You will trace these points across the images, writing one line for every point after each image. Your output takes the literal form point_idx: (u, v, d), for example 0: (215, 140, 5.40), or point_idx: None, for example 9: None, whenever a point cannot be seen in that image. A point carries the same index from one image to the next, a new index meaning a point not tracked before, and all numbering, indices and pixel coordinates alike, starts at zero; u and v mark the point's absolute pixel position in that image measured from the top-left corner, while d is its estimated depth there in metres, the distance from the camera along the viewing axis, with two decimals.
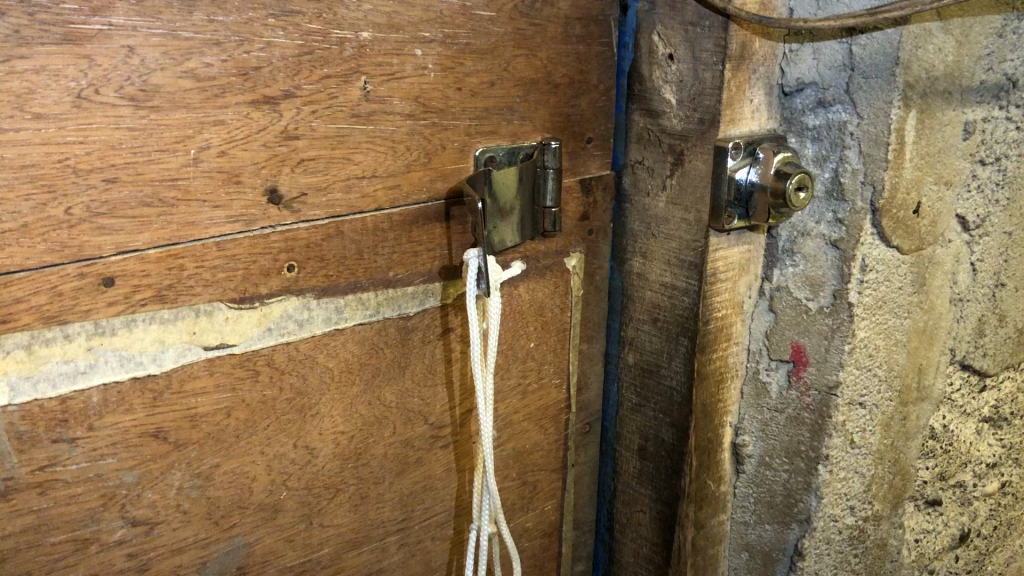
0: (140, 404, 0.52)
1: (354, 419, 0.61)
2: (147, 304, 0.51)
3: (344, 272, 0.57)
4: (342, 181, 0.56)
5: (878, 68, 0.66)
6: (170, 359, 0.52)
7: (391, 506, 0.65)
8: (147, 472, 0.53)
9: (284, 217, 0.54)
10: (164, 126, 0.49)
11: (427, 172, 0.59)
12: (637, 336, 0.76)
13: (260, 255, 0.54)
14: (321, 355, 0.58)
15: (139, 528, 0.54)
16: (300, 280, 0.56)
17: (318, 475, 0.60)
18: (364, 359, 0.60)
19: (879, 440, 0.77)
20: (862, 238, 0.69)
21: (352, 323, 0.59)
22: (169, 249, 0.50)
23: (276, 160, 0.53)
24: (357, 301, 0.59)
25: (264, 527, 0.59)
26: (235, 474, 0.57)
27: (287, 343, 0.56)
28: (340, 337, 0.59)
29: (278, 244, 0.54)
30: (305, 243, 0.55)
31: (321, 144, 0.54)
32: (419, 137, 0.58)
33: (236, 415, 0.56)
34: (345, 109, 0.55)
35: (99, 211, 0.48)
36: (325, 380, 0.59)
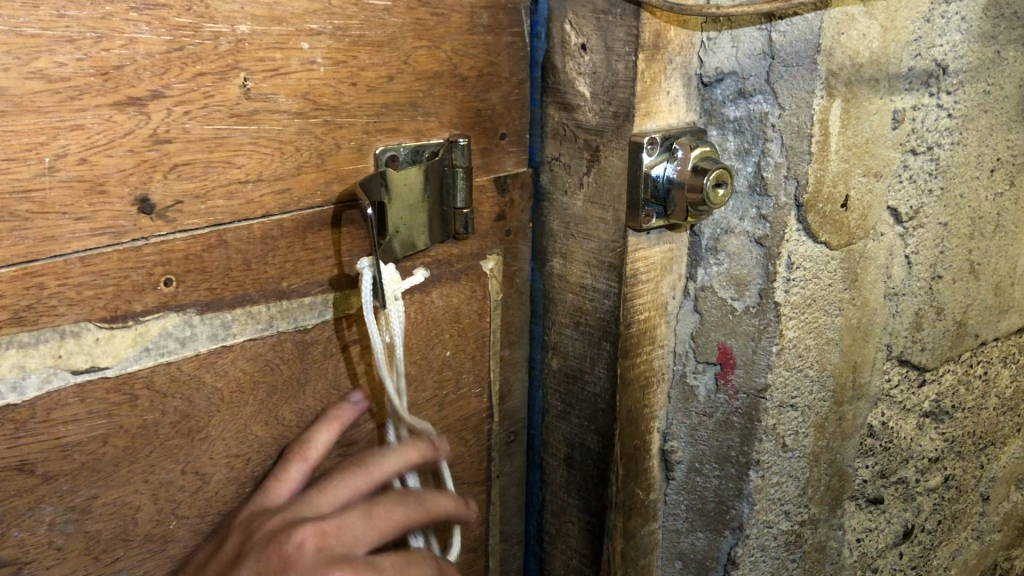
0: (0, 437, 0.47)
1: (250, 441, 0.56)
2: (2, 327, 0.46)
3: (229, 285, 0.53)
4: (225, 187, 0.51)
5: (799, 55, 0.64)
6: (32, 386, 0.48)
7: None
8: (12, 508, 0.48)
9: (158, 227, 0.49)
10: (11, 133, 0.44)
11: (322, 174, 0.54)
12: (560, 340, 0.75)
13: (132, 270, 0.49)
14: (208, 375, 0.53)
15: (5, 569, 0.49)
16: (180, 295, 0.51)
17: (211, 502, 0.56)
18: (258, 377, 0.56)
19: (814, 443, 0.75)
20: (787, 236, 0.68)
21: (242, 339, 0.54)
22: (24, 267, 0.46)
23: (147, 166, 0.48)
24: (247, 314, 0.54)
25: (154, 560, 0.54)
26: (117, 505, 0.52)
27: (168, 363, 0.52)
28: (229, 354, 0.54)
29: (152, 256, 0.49)
30: (183, 254, 0.50)
31: (197, 147, 0.49)
32: (310, 137, 0.53)
33: (114, 442, 0.51)
34: (224, 109, 0.49)
35: None
36: (213, 402, 0.54)
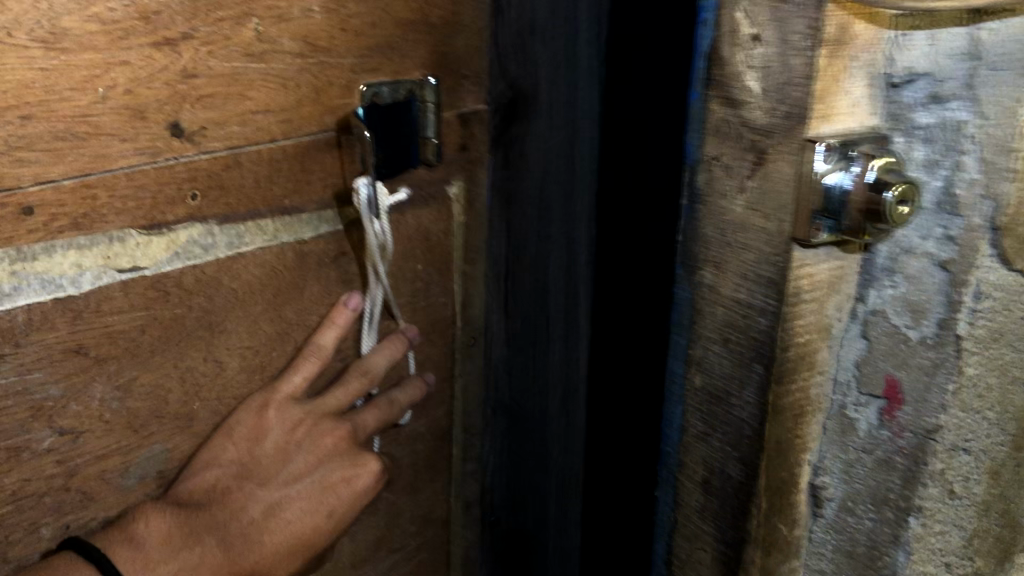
0: (62, 323, 0.58)
1: (259, 334, 0.70)
2: (65, 231, 0.57)
3: (243, 201, 0.66)
4: (241, 115, 0.64)
5: (1011, 57, 0.52)
6: (87, 281, 0.59)
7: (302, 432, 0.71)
8: (71, 385, 0.60)
9: (186, 149, 0.62)
10: (74, 67, 0.55)
11: (317, 106, 0.68)
12: (705, 355, 0.67)
13: (166, 185, 0.61)
14: (226, 278, 0.66)
15: (65, 437, 0.60)
16: (203, 207, 0.64)
17: (227, 386, 0.69)
18: (266, 280, 0.69)
19: (988, 492, 0.59)
20: (977, 261, 0.55)
21: (254, 247, 0.67)
22: (81, 180, 0.57)
23: (178, 96, 0.60)
24: (257, 227, 0.67)
25: (181, 434, 0.67)
26: (151, 383, 0.64)
27: (194, 266, 0.64)
28: (242, 260, 0.67)
29: (182, 174, 0.62)
30: (206, 172, 0.63)
31: (217, 82, 0.62)
32: (307, 74, 0.67)
33: (150, 331, 0.63)
34: (239, 49, 0.63)
35: (18, 144, 0.54)
36: (229, 300, 0.67)
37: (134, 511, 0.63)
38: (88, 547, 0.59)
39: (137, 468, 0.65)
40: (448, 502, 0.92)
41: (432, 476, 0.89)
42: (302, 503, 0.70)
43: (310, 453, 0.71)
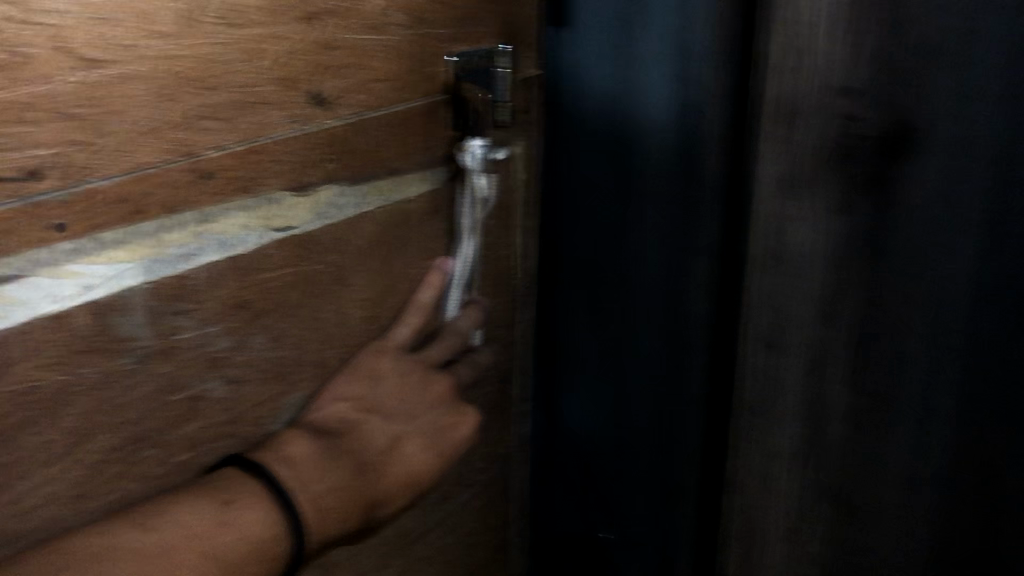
0: (233, 279, 0.63)
1: (376, 286, 0.76)
2: (236, 194, 0.62)
3: (366, 164, 0.72)
4: (365, 85, 0.69)
5: None
6: (252, 240, 0.64)
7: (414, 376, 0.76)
8: (239, 338, 0.65)
9: (325, 115, 0.67)
10: (245, 41, 0.60)
11: (420, 74, 0.74)
12: None
13: (311, 148, 0.66)
14: (352, 235, 0.72)
15: (232, 386, 0.65)
16: (337, 170, 0.69)
17: (350, 334, 0.75)
18: (381, 236, 0.75)
19: None
20: None
21: (373, 207, 0.73)
22: (250, 145, 0.62)
23: (320, 68, 0.65)
24: (376, 188, 0.73)
25: (315, 381, 0.73)
26: (296, 335, 0.69)
27: (330, 225, 0.70)
28: (365, 219, 0.73)
29: (322, 139, 0.67)
30: (340, 137, 0.69)
31: (349, 53, 0.67)
32: (414, 44, 0.73)
33: (297, 285, 0.68)
34: (365, 22, 0.68)
35: (204, 114, 0.58)
36: (354, 257, 0.73)
37: (282, 436, 0.68)
38: (256, 467, 0.63)
39: (284, 413, 0.70)
40: (507, 443, 0.98)
41: (497, 416, 0.96)
42: (418, 441, 0.75)
43: (420, 399, 0.76)
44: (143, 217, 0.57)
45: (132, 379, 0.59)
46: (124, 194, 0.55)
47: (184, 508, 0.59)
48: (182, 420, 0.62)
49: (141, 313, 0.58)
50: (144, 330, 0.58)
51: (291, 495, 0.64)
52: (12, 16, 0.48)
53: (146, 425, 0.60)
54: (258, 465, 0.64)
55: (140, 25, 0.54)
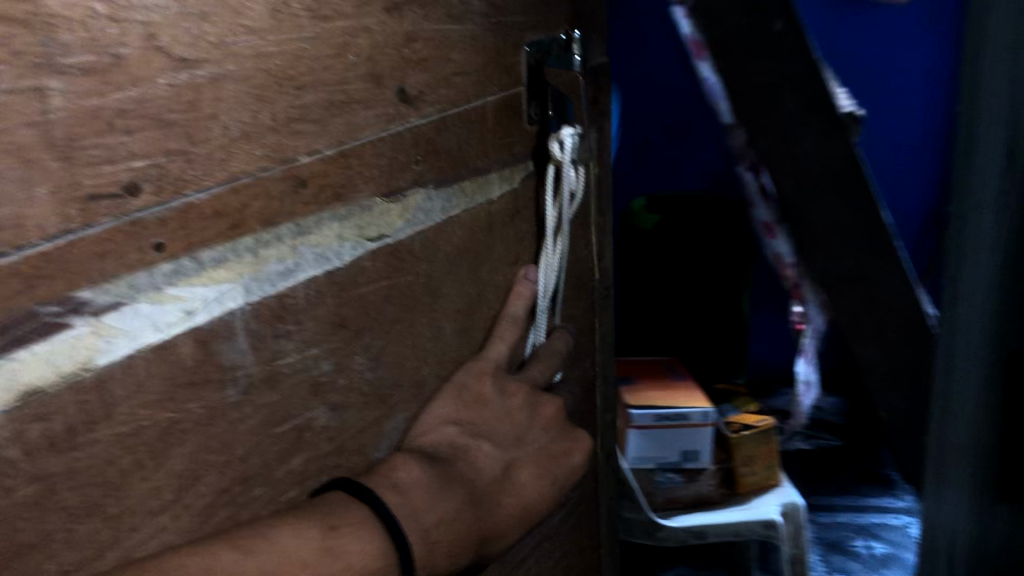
0: (331, 296, 0.58)
1: (465, 297, 0.71)
2: (330, 203, 0.57)
3: (451, 164, 0.67)
4: (446, 78, 0.65)
5: None
6: (347, 253, 0.59)
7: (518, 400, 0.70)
8: (339, 360, 0.59)
9: (410, 114, 0.62)
10: (331, 35, 0.55)
11: (497, 66, 0.69)
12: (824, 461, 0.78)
13: (398, 150, 0.61)
14: (442, 242, 0.67)
15: (335, 413, 0.60)
16: (424, 172, 0.64)
17: (445, 350, 0.69)
18: (468, 242, 0.70)
19: None
20: None
21: (459, 210, 0.68)
22: (341, 149, 0.57)
23: (404, 62, 0.61)
24: (461, 189, 0.68)
25: (415, 403, 0.67)
26: (394, 352, 0.64)
27: (420, 232, 0.65)
28: (452, 224, 0.68)
29: (409, 139, 0.62)
30: (425, 137, 0.64)
31: (430, 45, 0.63)
32: (491, 35, 0.68)
33: (392, 300, 0.63)
34: (444, 12, 0.63)
35: (294, 115, 0.53)
36: (445, 264, 0.68)
37: (390, 461, 0.62)
38: (363, 490, 0.57)
39: (387, 440, 0.65)
40: (595, 455, 0.93)
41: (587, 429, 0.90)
42: (530, 468, 0.70)
43: (527, 422, 0.71)
44: (241, 232, 0.52)
45: (237, 412, 0.53)
46: (220, 207, 0.50)
47: (288, 532, 0.53)
48: (288, 454, 0.57)
49: (242, 339, 0.53)
50: (246, 356, 0.53)
51: (400, 524, 0.57)
52: (99, 12, 0.43)
53: (253, 461, 0.55)
54: (366, 487, 0.58)
55: (229, 19, 0.49)
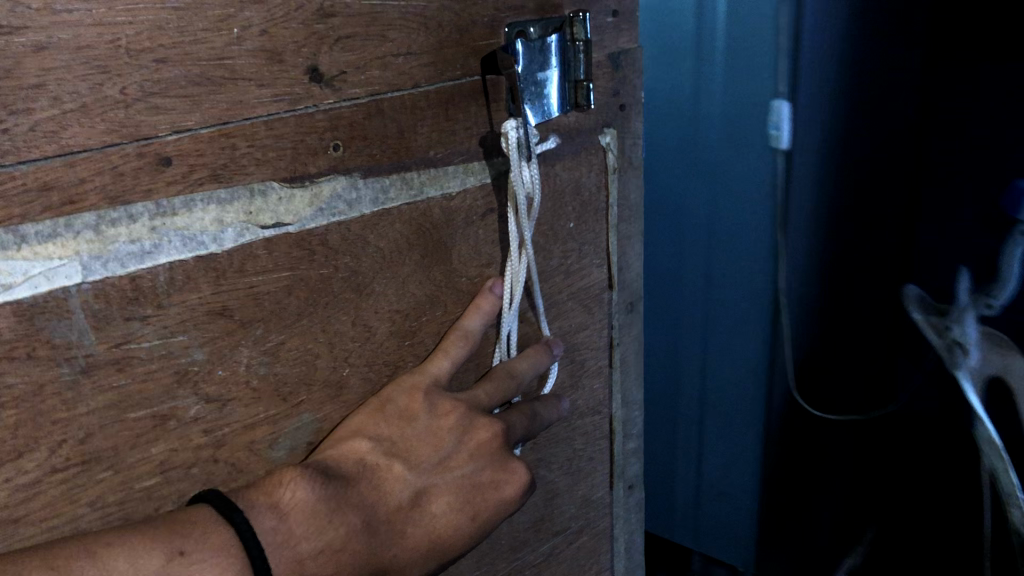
0: (206, 282, 0.55)
1: (408, 298, 0.66)
2: (204, 184, 0.54)
3: (387, 152, 0.61)
4: (380, 59, 0.59)
5: None
6: (230, 239, 0.56)
7: (451, 424, 0.65)
8: (217, 350, 0.57)
9: (327, 95, 0.57)
10: (207, 6, 0.51)
11: (460, 48, 0.64)
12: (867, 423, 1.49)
13: (307, 134, 0.57)
14: (372, 236, 0.62)
15: (212, 405, 0.57)
16: (346, 159, 0.59)
17: (377, 352, 0.65)
18: (411, 238, 0.65)
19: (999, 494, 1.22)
20: None
21: (398, 203, 0.63)
22: (220, 129, 0.53)
23: (316, 38, 0.56)
24: (402, 180, 0.63)
25: (330, 404, 0.64)
26: (299, 348, 0.61)
27: (338, 223, 0.60)
28: (387, 217, 0.63)
29: (323, 122, 0.58)
30: (348, 121, 0.59)
31: (357, 22, 0.58)
32: (449, 13, 0.62)
33: (297, 293, 0.59)
34: None
35: (152, 90, 0.50)
36: (377, 260, 0.63)
37: (280, 474, 0.56)
38: (229, 511, 0.52)
39: (287, 439, 0.62)
40: (610, 482, 0.85)
41: (593, 455, 0.82)
42: (448, 497, 0.64)
43: (456, 450, 0.65)
44: (79, 208, 0.50)
45: (73, 393, 0.52)
46: (49, 181, 0.48)
47: (123, 556, 0.48)
48: (146, 442, 0.55)
49: (81, 318, 0.51)
50: (86, 337, 0.51)
51: (267, 552, 0.52)
52: None
53: (96, 444, 0.53)
54: (235, 507, 0.53)
55: None
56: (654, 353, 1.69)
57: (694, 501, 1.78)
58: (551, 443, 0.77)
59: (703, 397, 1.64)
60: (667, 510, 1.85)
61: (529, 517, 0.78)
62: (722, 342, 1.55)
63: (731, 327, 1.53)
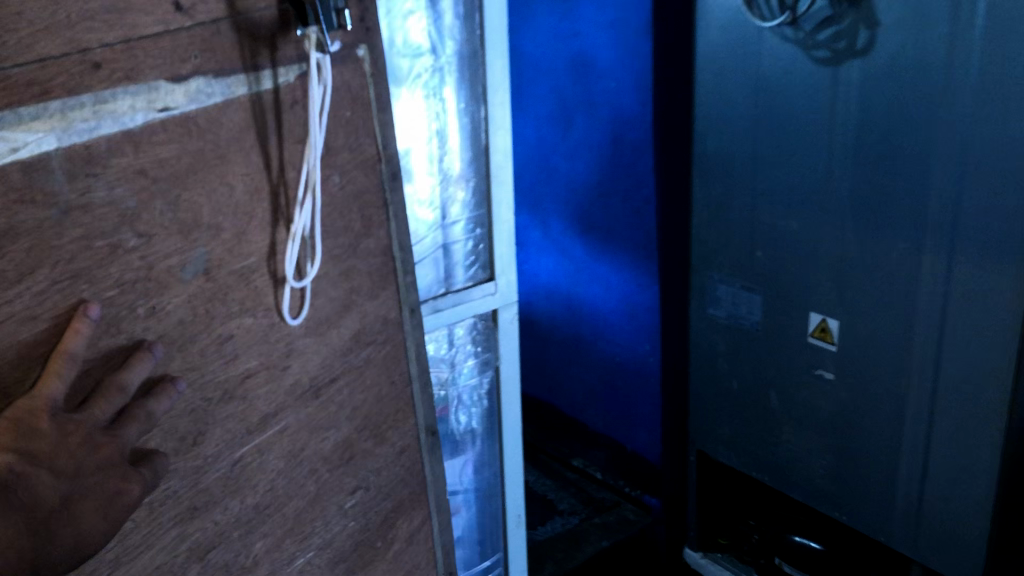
0: (129, 149, 0.81)
1: (254, 164, 0.93)
2: (121, 81, 0.80)
3: (228, 61, 0.89)
4: None
5: None
6: (140, 119, 0.82)
7: (78, 446, 0.78)
8: (141, 199, 0.82)
9: (186, 20, 0.85)
10: None
11: None
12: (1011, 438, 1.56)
13: (177, 47, 0.84)
14: (226, 118, 0.90)
15: (142, 238, 0.83)
16: (204, 64, 0.87)
17: (239, 203, 0.92)
18: (249, 121, 0.93)
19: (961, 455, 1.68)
20: None
21: (240, 94, 0.91)
22: (127, 43, 0.80)
23: None
24: (241, 79, 0.91)
25: (215, 241, 0.90)
26: (190, 199, 0.87)
27: (205, 108, 0.87)
28: (234, 105, 0.91)
29: (186, 39, 0.85)
30: (201, 38, 0.86)
31: None
32: None
33: (185, 159, 0.86)
34: None
35: (85, 17, 0.76)
36: (230, 135, 0.91)
37: None
38: None
39: (192, 266, 0.88)
40: (399, 307, 1.18)
41: (385, 285, 1.15)
42: (88, 501, 0.78)
43: (84, 467, 0.78)
44: (51, 97, 0.74)
45: (59, 225, 0.76)
46: (33, 78, 0.73)
47: None
48: (104, 262, 0.80)
49: (60, 173, 0.76)
50: (63, 186, 0.76)
51: None
52: None
53: (76, 263, 0.78)
54: None
55: None
56: (886, 339, 1.68)
57: (915, 515, 1.75)
58: (355, 275, 1.10)
59: (931, 387, 1.63)
60: (884, 508, 1.81)
61: (349, 329, 1.10)
62: (965, 328, 1.54)
63: (975, 322, 1.52)
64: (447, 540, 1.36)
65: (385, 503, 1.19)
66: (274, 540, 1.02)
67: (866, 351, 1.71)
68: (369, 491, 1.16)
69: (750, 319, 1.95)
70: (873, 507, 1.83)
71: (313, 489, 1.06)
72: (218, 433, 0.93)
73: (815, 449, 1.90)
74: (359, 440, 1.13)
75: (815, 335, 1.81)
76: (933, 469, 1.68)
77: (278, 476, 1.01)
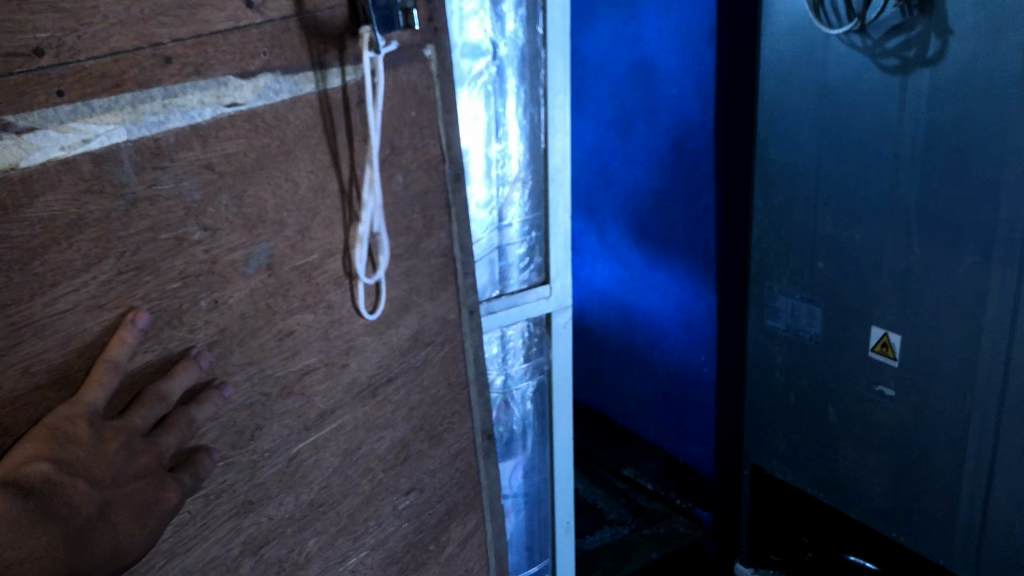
0: (196, 142, 0.81)
1: (318, 161, 0.94)
2: (190, 76, 0.80)
3: (296, 58, 0.90)
4: None
5: None
6: (208, 113, 0.82)
7: (117, 453, 0.76)
8: (207, 193, 0.83)
9: (257, 17, 0.85)
10: None
11: None
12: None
13: (247, 42, 0.85)
14: (292, 115, 0.90)
15: (207, 232, 0.83)
16: (272, 61, 0.87)
17: (303, 200, 0.93)
18: (315, 118, 0.93)
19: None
20: None
21: (306, 91, 0.91)
22: (198, 38, 0.80)
23: None
24: (307, 77, 0.91)
25: (278, 236, 0.90)
26: (255, 195, 0.87)
27: (272, 104, 0.88)
28: (300, 102, 0.91)
29: (256, 35, 0.85)
30: (271, 35, 0.87)
31: None
32: None
33: (250, 154, 0.86)
34: None
35: (158, 11, 0.76)
36: (297, 132, 0.91)
37: None
38: None
39: (255, 261, 0.89)
40: (458, 309, 1.18)
41: (445, 286, 1.15)
42: (127, 510, 0.77)
43: (123, 472, 0.77)
44: (121, 89, 0.75)
45: (127, 217, 0.76)
46: (104, 71, 0.73)
47: None
48: (167, 255, 0.80)
49: (129, 166, 0.76)
50: (131, 178, 0.76)
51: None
52: None
53: (143, 254, 0.78)
54: None
55: None
56: (948, 352, 1.83)
57: (978, 529, 1.89)
58: (416, 276, 1.10)
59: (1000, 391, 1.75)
60: (946, 533, 1.97)
61: (408, 329, 1.09)
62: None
63: None
64: (500, 545, 1.36)
65: (439, 505, 1.20)
66: (327, 537, 1.02)
67: (926, 368, 1.88)
68: (422, 492, 1.16)
69: (810, 332, 2.15)
70: (919, 513, 2.01)
71: (367, 488, 1.06)
72: (275, 428, 0.93)
73: (870, 461, 2.09)
74: (415, 440, 1.13)
75: (876, 348, 1.99)
76: (998, 482, 1.81)
77: (333, 474, 1.01)
